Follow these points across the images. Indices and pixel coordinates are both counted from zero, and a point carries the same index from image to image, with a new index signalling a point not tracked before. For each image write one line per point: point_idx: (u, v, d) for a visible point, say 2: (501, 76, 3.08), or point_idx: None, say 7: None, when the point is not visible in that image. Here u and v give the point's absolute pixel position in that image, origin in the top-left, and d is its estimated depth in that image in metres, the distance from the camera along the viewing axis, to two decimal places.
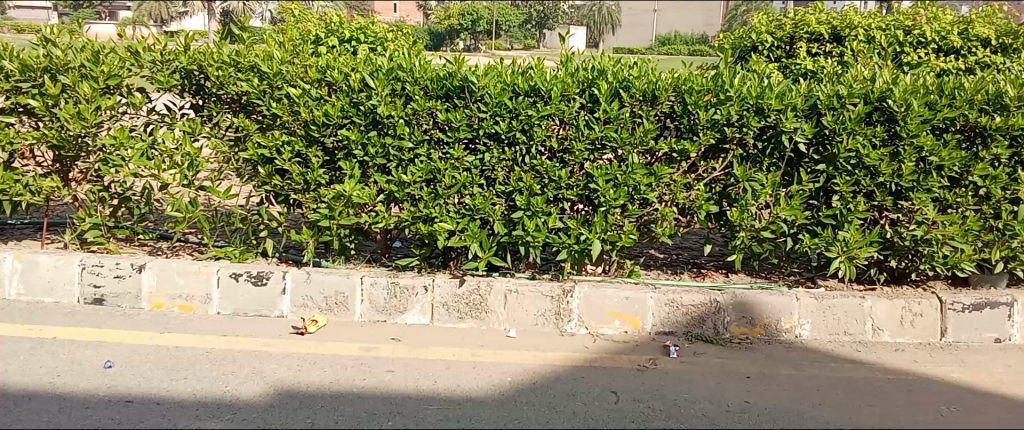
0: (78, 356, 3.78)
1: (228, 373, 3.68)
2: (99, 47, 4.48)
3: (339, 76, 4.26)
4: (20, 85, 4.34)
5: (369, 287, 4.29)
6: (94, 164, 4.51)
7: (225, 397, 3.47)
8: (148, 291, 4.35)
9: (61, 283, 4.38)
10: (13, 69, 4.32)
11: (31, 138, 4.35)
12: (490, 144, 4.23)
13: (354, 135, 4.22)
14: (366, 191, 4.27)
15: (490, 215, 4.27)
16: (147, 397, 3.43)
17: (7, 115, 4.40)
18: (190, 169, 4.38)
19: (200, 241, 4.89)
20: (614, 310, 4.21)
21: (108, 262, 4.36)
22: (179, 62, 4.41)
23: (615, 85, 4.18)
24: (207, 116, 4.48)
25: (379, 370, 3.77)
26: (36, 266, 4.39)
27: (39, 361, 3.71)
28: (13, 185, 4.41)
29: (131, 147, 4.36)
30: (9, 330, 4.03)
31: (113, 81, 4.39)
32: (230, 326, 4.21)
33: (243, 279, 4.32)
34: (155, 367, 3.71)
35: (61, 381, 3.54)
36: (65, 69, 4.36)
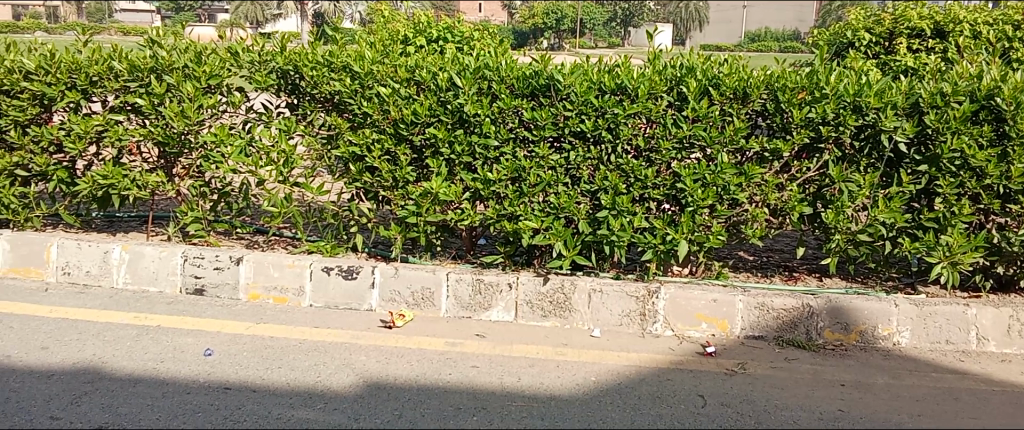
0: (180, 344, 3.96)
1: (319, 364, 3.79)
2: (201, 48, 4.68)
3: (427, 75, 4.34)
4: (128, 85, 4.56)
5: (454, 283, 4.34)
6: (196, 160, 4.69)
7: (317, 387, 3.57)
8: (245, 282, 4.52)
9: (165, 274, 4.59)
10: (123, 69, 4.55)
11: (138, 135, 4.55)
12: (576, 143, 4.22)
13: (442, 133, 4.28)
14: (453, 189, 4.31)
15: (576, 214, 4.25)
16: (244, 385, 3.57)
17: (116, 113, 4.60)
18: (286, 166, 4.53)
19: (294, 236, 5.04)
20: (701, 312, 4.14)
21: (209, 254, 4.54)
22: (276, 62, 4.58)
23: (705, 83, 4.12)
24: (301, 114, 4.61)
25: (465, 365, 3.81)
26: (142, 257, 4.61)
27: (144, 348, 3.90)
28: (121, 180, 4.60)
29: (230, 144, 4.54)
30: (117, 317, 4.25)
31: (214, 80, 4.58)
32: (321, 318, 4.33)
33: (334, 273, 4.44)
34: (251, 356, 3.85)
35: (165, 367, 3.71)
36: (170, 69, 4.58)
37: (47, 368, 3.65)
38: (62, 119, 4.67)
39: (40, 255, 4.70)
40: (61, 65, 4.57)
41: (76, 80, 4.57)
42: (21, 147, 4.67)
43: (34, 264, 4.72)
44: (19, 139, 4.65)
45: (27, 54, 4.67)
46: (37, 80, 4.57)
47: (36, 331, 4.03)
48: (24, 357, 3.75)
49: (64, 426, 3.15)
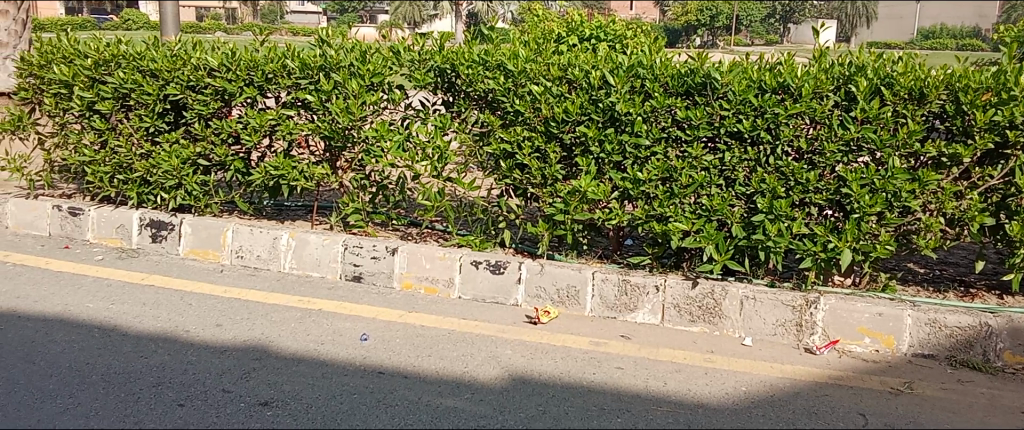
0: (338, 328, 4.17)
1: (467, 354, 3.88)
2: (366, 47, 4.91)
3: (580, 73, 4.35)
4: (299, 82, 4.84)
5: (601, 283, 4.31)
6: (358, 154, 4.91)
7: (465, 377, 3.65)
8: (399, 272, 4.70)
9: (326, 261, 4.84)
10: (295, 67, 4.84)
11: (307, 129, 4.83)
12: (732, 143, 4.08)
13: (592, 131, 4.25)
14: (601, 187, 4.28)
15: (729, 217, 4.11)
16: (396, 370, 3.71)
17: (289, 109, 4.92)
18: (440, 162, 4.69)
19: (445, 229, 5.18)
20: (864, 326, 3.90)
21: (367, 244, 4.75)
22: (434, 62, 4.73)
23: (876, 82, 3.88)
24: (456, 112, 4.74)
25: (610, 366, 3.78)
26: (306, 244, 4.88)
27: (306, 330, 4.13)
28: (290, 170, 4.89)
29: (390, 139, 4.73)
30: (283, 300, 4.53)
31: (377, 78, 4.77)
32: (469, 310, 4.43)
33: (483, 267, 4.52)
34: (404, 343, 4.00)
35: (324, 349, 3.92)
36: (337, 67, 4.83)
37: (221, 344, 3.94)
38: (240, 113, 5.03)
39: (216, 239, 5.07)
40: (241, 63, 4.92)
41: (253, 77, 4.90)
42: (204, 138, 5.04)
43: (211, 247, 5.09)
44: (202, 131, 5.02)
45: (211, 52, 5.05)
46: (220, 77, 4.93)
47: (211, 309, 4.36)
48: (202, 332, 4.07)
49: (235, 399, 3.39)
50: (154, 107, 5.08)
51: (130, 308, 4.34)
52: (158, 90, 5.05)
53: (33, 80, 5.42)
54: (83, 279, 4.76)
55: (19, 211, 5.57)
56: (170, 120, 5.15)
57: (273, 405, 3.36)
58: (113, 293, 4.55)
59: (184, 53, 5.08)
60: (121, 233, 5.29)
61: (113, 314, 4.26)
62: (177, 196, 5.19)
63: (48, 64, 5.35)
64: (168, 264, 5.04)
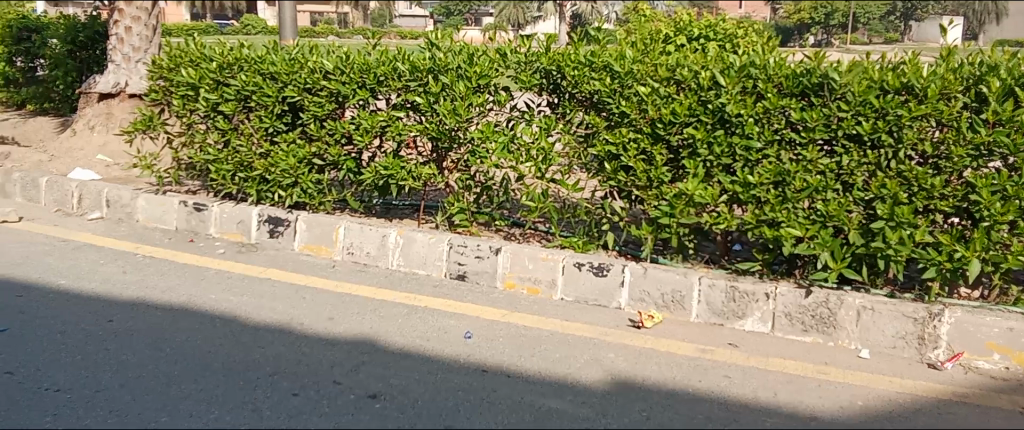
0: (443, 325, 4.24)
1: (570, 356, 3.88)
2: (473, 50, 4.97)
3: (688, 74, 4.29)
4: (409, 84, 4.96)
5: (708, 289, 4.22)
6: (464, 155, 4.98)
7: (568, 379, 3.65)
8: (502, 271, 4.74)
9: (432, 259, 4.94)
10: (405, 70, 4.96)
11: (416, 130, 4.95)
12: (850, 146, 3.92)
13: (701, 133, 4.19)
14: (709, 191, 4.19)
15: (846, 223, 3.95)
16: (500, 369, 3.74)
17: (398, 110, 5.04)
18: (544, 163, 4.70)
19: (548, 230, 5.20)
20: (992, 341, 3.70)
21: (471, 243, 4.82)
22: (540, 63, 4.74)
23: (1010, 83, 3.70)
24: (561, 113, 4.74)
25: (716, 374, 3.70)
26: (413, 242, 4.99)
27: (412, 326, 4.23)
28: (399, 170, 5.03)
29: (495, 140, 4.77)
30: (391, 296, 4.65)
31: (484, 80, 4.82)
32: (572, 312, 4.43)
33: (586, 269, 4.51)
34: (507, 342, 4.03)
35: (430, 345, 4.00)
36: (445, 69, 4.92)
37: (332, 337, 4.08)
38: (353, 114, 5.19)
39: (328, 235, 5.26)
40: (355, 66, 5.09)
41: (365, 79, 5.06)
42: (318, 139, 5.24)
43: (324, 243, 5.28)
44: (317, 132, 5.22)
45: (327, 56, 5.24)
46: (334, 80, 5.12)
47: (323, 303, 4.52)
48: (314, 325, 4.22)
49: (345, 390, 3.51)
50: (273, 108, 5.31)
51: (248, 300, 4.56)
52: (277, 92, 5.28)
53: (163, 83, 5.77)
54: (206, 271, 5.03)
55: (149, 205, 5.93)
56: (287, 121, 5.37)
57: (381, 397, 3.45)
58: (233, 285, 4.79)
59: (302, 57, 5.30)
60: (241, 228, 5.56)
61: (233, 305, 4.48)
62: (293, 193, 5.41)
63: (177, 68, 5.67)
64: (283, 259, 5.26)
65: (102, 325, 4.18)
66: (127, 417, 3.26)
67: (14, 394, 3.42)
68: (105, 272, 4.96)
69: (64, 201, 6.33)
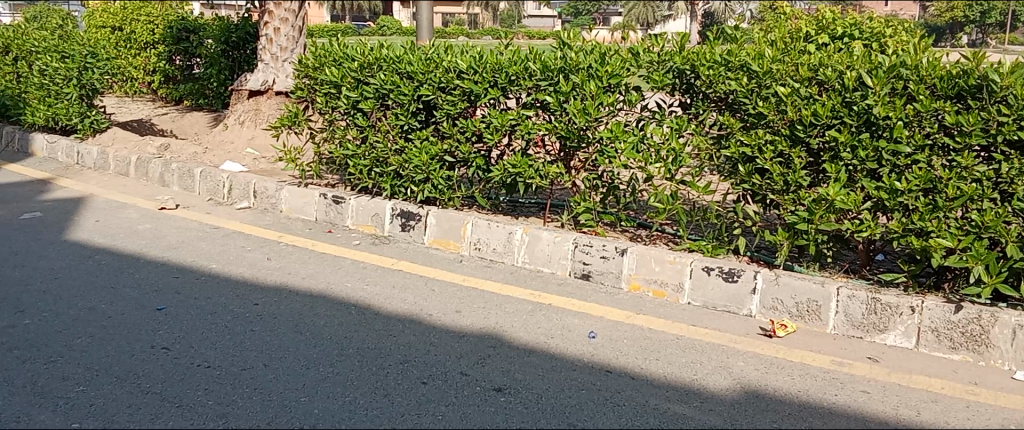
0: (568, 323, 4.26)
1: (697, 362, 3.80)
2: (605, 49, 4.97)
3: (832, 74, 4.11)
4: (539, 83, 4.98)
5: (845, 300, 4.04)
6: (592, 155, 4.96)
7: (694, 385, 3.58)
8: (628, 273, 4.71)
9: (557, 258, 4.97)
10: (536, 69, 5.00)
11: (545, 129, 4.97)
12: (1011, 153, 3.68)
13: (844, 136, 4.01)
14: (852, 196, 4.00)
15: (1003, 235, 3.69)
16: (625, 371, 3.72)
17: (528, 109, 5.08)
18: (674, 164, 4.62)
19: (676, 233, 5.11)
20: None
21: (597, 243, 4.81)
22: (673, 62, 4.70)
23: None
24: (694, 113, 4.67)
25: (853, 388, 3.53)
26: (539, 240, 5.03)
27: (537, 322, 4.27)
28: (527, 169, 5.08)
29: (625, 140, 4.74)
30: (517, 292, 4.70)
31: (615, 79, 4.79)
32: (699, 317, 4.35)
33: (715, 274, 4.41)
34: (632, 344, 4.00)
35: (554, 342, 4.02)
36: (576, 69, 4.92)
37: (460, 329, 4.17)
38: (484, 113, 5.28)
39: (457, 230, 5.38)
40: (488, 66, 5.18)
41: (497, 79, 5.14)
42: (450, 136, 5.39)
43: (452, 238, 5.41)
44: (450, 130, 5.37)
45: (461, 56, 5.36)
46: (468, 79, 5.23)
47: (451, 296, 4.64)
48: (442, 317, 4.34)
49: (471, 382, 3.58)
50: (408, 106, 5.48)
51: (380, 290, 4.74)
52: (412, 91, 5.43)
53: (309, 81, 6.07)
54: (342, 260, 5.26)
55: (292, 196, 6.26)
56: (422, 119, 5.53)
57: (506, 391, 3.50)
58: (366, 275, 4.99)
59: (437, 57, 5.44)
60: (375, 220, 5.78)
61: (366, 294, 4.67)
62: (425, 189, 5.58)
63: (321, 67, 5.97)
64: (413, 252, 5.43)
65: (248, 307, 4.45)
66: (269, 395, 3.45)
67: (171, 368, 3.69)
68: (251, 259, 5.29)
69: (216, 190, 6.78)
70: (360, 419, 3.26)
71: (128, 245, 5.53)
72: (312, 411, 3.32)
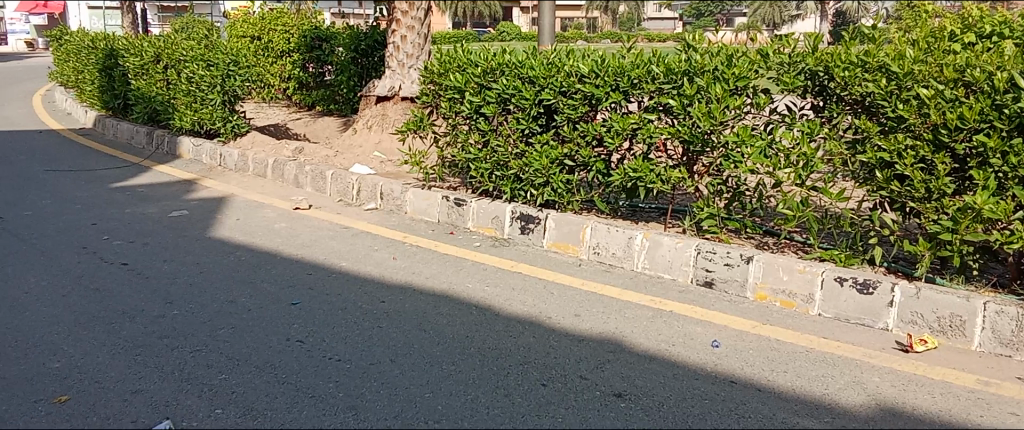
0: (690, 331, 4.18)
1: (827, 376, 3.65)
2: (733, 51, 4.85)
3: (981, 75, 3.88)
4: (663, 87, 4.93)
5: (993, 316, 3.79)
6: (717, 159, 4.86)
7: (825, 400, 3.44)
8: (753, 281, 4.58)
9: (679, 264, 4.88)
10: (660, 72, 4.94)
11: (667, 133, 4.91)
12: None
13: (993, 141, 3.76)
14: (1002, 205, 3.73)
15: None
16: (750, 382, 3.61)
17: (650, 113, 5.01)
18: (805, 169, 4.46)
19: (805, 240, 4.93)
20: None
21: (721, 250, 4.71)
22: (806, 64, 4.52)
23: None
24: (827, 116, 4.50)
25: (1001, 410, 3.30)
26: (660, 246, 4.97)
27: (658, 329, 4.21)
28: (648, 173, 5.03)
29: (751, 145, 4.65)
30: (637, 297, 4.66)
31: (742, 82, 4.69)
32: (830, 329, 4.17)
33: (848, 285, 4.23)
34: (758, 355, 3.89)
35: (676, 350, 3.96)
36: (702, 71, 4.84)
37: (579, 333, 4.17)
38: (605, 116, 5.25)
39: (577, 234, 5.38)
40: (610, 70, 5.13)
41: (619, 82, 5.10)
42: (571, 140, 5.40)
43: (572, 242, 5.41)
44: (570, 133, 5.37)
45: (583, 60, 5.36)
46: (589, 83, 5.20)
47: (571, 300, 4.64)
48: (562, 320, 4.35)
49: (591, 386, 3.58)
50: (530, 111, 5.52)
51: (501, 291, 4.80)
52: (534, 96, 5.48)
53: (434, 87, 6.22)
54: (464, 262, 5.37)
55: (416, 198, 6.44)
56: (542, 123, 5.57)
57: (626, 397, 3.48)
58: (488, 276, 5.07)
59: (559, 61, 5.46)
60: (495, 223, 5.86)
61: (487, 295, 4.75)
62: (544, 192, 5.61)
63: (446, 72, 6.08)
64: (533, 254, 5.47)
65: (376, 305, 4.61)
66: (396, 390, 3.57)
67: (304, 360, 3.88)
68: (378, 258, 5.48)
69: (345, 192, 7.07)
70: (482, 417, 3.32)
71: (265, 243, 5.85)
72: (436, 407, 3.41)
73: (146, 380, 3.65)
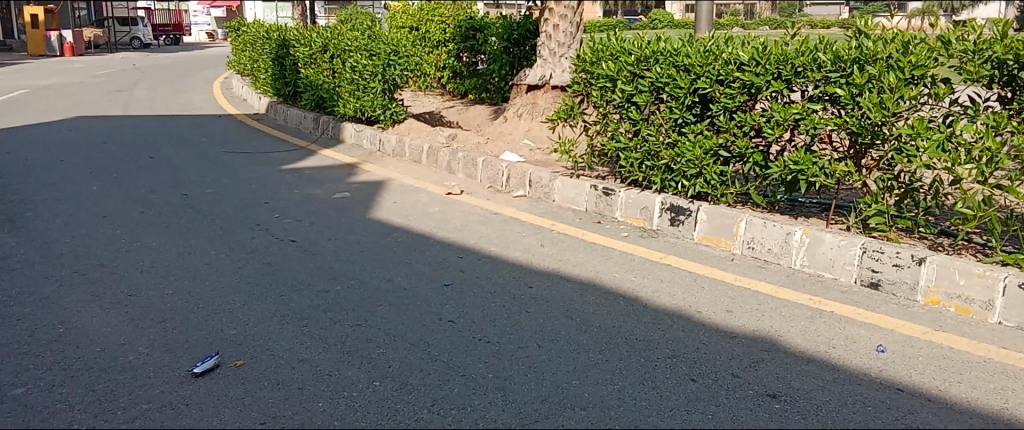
0: (853, 334, 3.96)
1: (1007, 389, 3.37)
2: (910, 37, 4.52)
3: None
4: (829, 75, 4.70)
5: None
6: (887, 153, 4.59)
7: (1006, 415, 3.18)
8: (925, 285, 4.27)
9: (842, 263, 4.64)
10: (827, 60, 4.71)
11: (833, 125, 4.68)
12: None
13: None
14: None
15: None
16: (919, 391, 3.38)
17: (815, 102, 4.79)
18: (989, 166, 4.14)
19: (986, 243, 4.56)
20: None
21: (889, 249, 4.44)
22: (994, 52, 4.20)
23: None
24: (1017, 109, 4.18)
25: None
26: (821, 243, 4.73)
27: (817, 330, 4.02)
28: (810, 166, 4.81)
29: (928, 138, 4.34)
30: (794, 296, 4.46)
31: (919, 71, 4.35)
32: (1013, 340, 3.84)
33: None
34: (928, 363, 3.63)
35: (836, 353, 3.77)
36: (874, 59, 4.54)
37: (732, 329, 4.05)
38: (765, 106, 5.07)
39: (730, 228, 5.22)
40: (772, 57, 4.95)
41: (782, 70, 4.90)
42: (727, 130, 5.24)
43: (725, 235, 5.26)
44: (726, 124, 5.20)
45: (743, 47, 5.19)
46: (749, 71, 5.04)
47: (722, 295, 4.52)
48: (713, 315, 4.24)
49: (744, 385, 3.47)
50: (683, 100, 5.39)
51: (650, 283, 4.75)
52: (689, 84, 5.33)
53: (585, 75, 6.19)
54: (611, 251, 5.34)
55: (565, 187, 6.46)
56: (696, 113, 5.42)
57: (781, 398, 3.35)
58: (636, 267, 5.02)
59: (717, 49, 5.32)
60: (645, 214, 5.78)
61: (637, 286, 4.70)
62: (696, 184, 5.45)
63: (598, 61, 6.02)
64: (684, 247, 5.36)
65: (524, 289, 4.68)
66: (543, 374, 3.61)
67: (455, 339, 4.00)
68: (527, 244, 5.55)
69: (496, 178, 7.20)
70: (629, 408, 3.29)
71: (419, 225, 6.07)
72: (583, 395, 3.42)
73: (311, 350, 3.89)
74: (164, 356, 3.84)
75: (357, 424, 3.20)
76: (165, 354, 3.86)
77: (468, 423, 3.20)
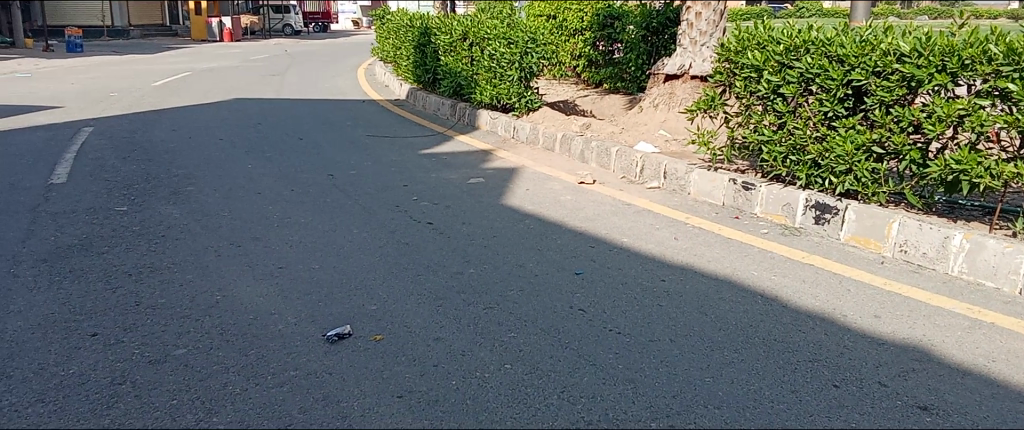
0: (1017, 349, 3.67)
1: None
2: None
3: None
4: (1001, 69, 4.33)
5: None
6: None
7: None
8: None
9: (1006, 271, 4.30)
10: (1000, 52, 4.35)
11: (1003, 122, 4.32)
12: None
13: None
14: None
15: None
16: None
17: (982, 98, 4.44)
18: None
19: None
20: None
21: None
22: None
23: None
24: None
25: None
26: (983, 249, 4.40)
27: (975, 342, 3.74)
28: (975, 166, 4.47)
29: None
30: (950, 304, 4.17)
31: None
32: None
33: None
34: None
35: (996, 367, 3.50)
36: None
37: (880, 335, 3.84)
38: (926, 101, 4.76)
39: (881, 229, 4.93)
40: (936, 49, 4.63)
41: (947, 63, 4.56)
42: (882, 125, 4.95)
43: (875, 236, 4.98)
44: (881, 118, 4.93)
45: (904, 37, 4.90)
46: (910, 63, 4.73)
47: (870, 299, 4.28)
48: (860, 320, 4.03)
49: (892, 394, 3.28)
50: (836, 92, 5.14)
51: (791, 282, 4.56)
52: (842, 76, 5.09)
53: (729, 65, 5.98)
54: (749, 248, 5.17)
55: (702, 180, 6.31)
56: (849, 106, 5.17)
57: (933, 411, 3.14)
58: (776, 265, 4.84)
59: (875, 39, 5.04)
60: (787, 210, 5.56)
61: (776, 284, 4.54)
62: (845, 181, 5.20)
63: (744, 51, 5.81)
64: (829, 247, 5.11)
65: (657, 282, 4.62)
66: (675, 369, 3.55)
67: (586, 328, 3.99)
68: (661, 236, 5.47)
69: (630, 169, 7.11)
70: (765, 410, 3.19)
71: (552, 213, 6.10)
72: (716, 393, 3.33)
73: (445, 329, 3.99)
74: (310, 326, 4.04)
75: (489, 404, 3.26)
76: (310, 325, 4.06)
77: (598, 412, 3.19)
